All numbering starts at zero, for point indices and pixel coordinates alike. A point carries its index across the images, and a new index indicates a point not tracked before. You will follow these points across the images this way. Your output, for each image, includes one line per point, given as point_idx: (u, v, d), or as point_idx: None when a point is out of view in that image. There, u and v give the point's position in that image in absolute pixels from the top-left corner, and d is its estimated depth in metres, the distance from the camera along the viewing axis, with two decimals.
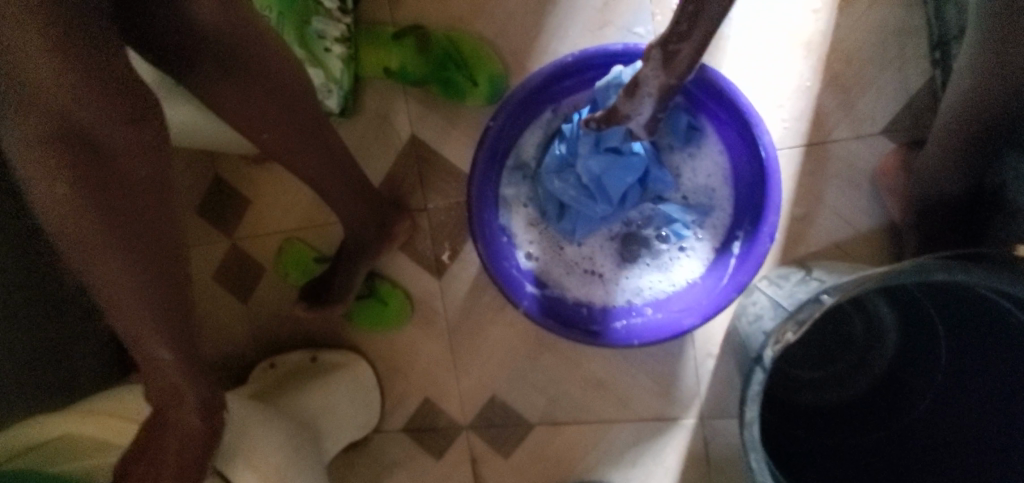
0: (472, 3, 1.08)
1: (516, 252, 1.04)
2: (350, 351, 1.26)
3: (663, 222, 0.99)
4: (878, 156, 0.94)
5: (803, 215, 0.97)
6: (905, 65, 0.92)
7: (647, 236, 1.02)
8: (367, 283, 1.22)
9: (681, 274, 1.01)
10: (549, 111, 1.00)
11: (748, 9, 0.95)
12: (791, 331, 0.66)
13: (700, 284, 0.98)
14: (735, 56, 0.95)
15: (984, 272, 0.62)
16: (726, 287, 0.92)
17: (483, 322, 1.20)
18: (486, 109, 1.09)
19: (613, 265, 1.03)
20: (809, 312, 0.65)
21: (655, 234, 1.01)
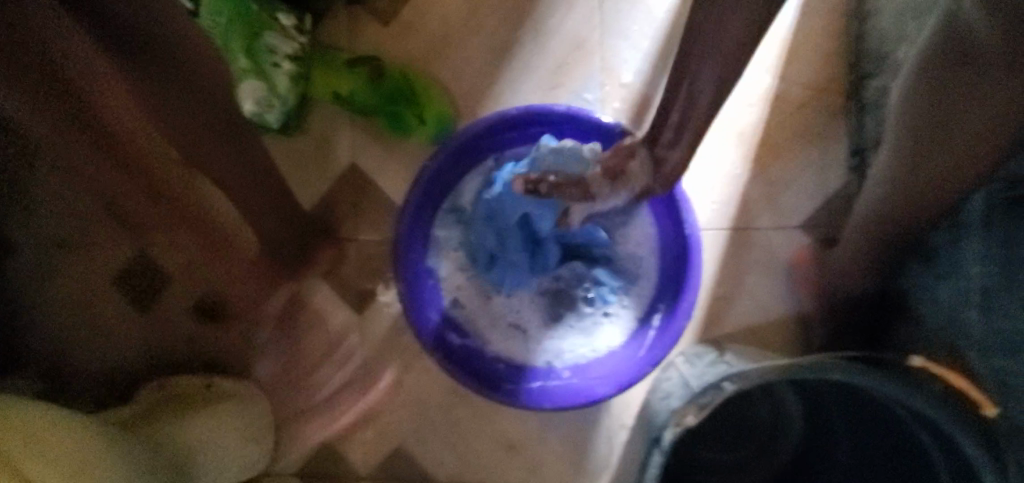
0: (432, 43, 1.08)
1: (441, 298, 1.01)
2: (250, 381, 1.16)
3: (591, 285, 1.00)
4: (796, 248, 0.99)
5: (723, 296, 1.00)
6: (826, 168, 0.98)
7: (574, 298, 1.01)
8: (281, 310, 1.15)
9: (604, 340, 1.00)
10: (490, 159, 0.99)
11: None
12: (692, 414, 0.66)
13: (620, 353, 0.97)
14: None
15: (881, 378, 0.64)
16: (640, 359, 0.93)
17: (398, 366, 1.15)
18: (431, 149, 1.08)
19: (537, 322, 1.02)
20: (711, 398, 0.66)
21: (582, 296, 1.00)
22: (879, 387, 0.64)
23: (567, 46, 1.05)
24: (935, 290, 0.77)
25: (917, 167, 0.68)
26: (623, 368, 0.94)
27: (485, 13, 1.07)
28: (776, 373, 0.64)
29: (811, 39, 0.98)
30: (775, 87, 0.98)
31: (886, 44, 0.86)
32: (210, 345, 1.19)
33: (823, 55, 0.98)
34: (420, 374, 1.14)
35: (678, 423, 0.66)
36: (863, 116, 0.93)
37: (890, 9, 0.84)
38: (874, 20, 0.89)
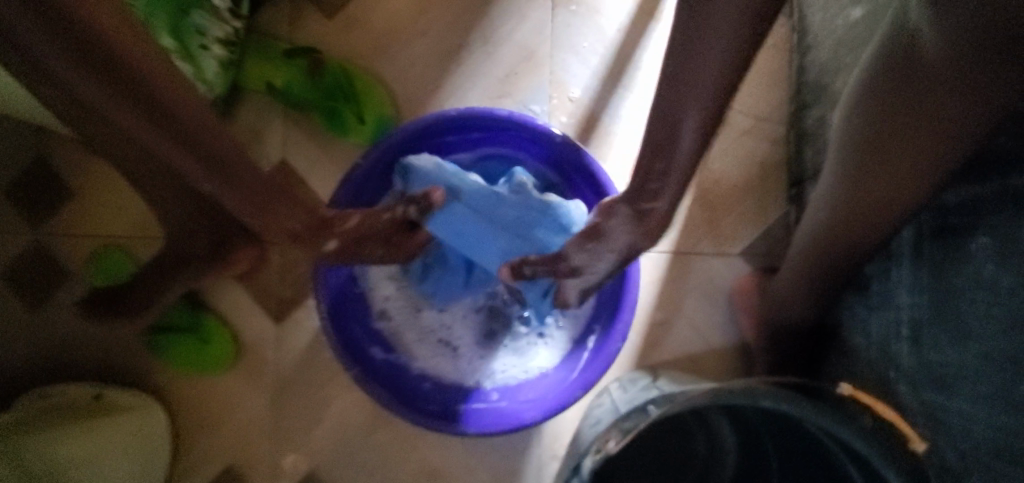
0: (376, 42, 1.03)
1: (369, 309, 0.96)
2: (146, 394, 1.04)
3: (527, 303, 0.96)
4: (736, 275, 0.97)
5: (662, 320, 0.97)
6: (766, 195, 0.98)
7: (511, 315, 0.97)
8: (190, 316, 1.05)
9: (539, 361, 0.95)
10: None
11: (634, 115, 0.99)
12: (614, 439, 0.62)
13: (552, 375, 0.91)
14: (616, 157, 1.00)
15: (812, 408, 0.60)
16: (572, 382, 0.86)
17: (316, 382, 1.05)
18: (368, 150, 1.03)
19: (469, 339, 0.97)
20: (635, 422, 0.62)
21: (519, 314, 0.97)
22: (815, 418, 0.60)
23: (517, 56, 1.02)
24: (867, 322, 0.76)
25: (852, 198, 0.66)
26: (552, 393, 0.86)
27: (434, 16, 1.04)
28: (702, 398, 0.61)
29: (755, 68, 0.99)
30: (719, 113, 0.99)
31: (825, 75, 0.87)
32: (105, 352, 1.06)
33: (767, 84, 0.98)
34: (340, 393, 1.04)
35: (600, 449, 0.62)
36: (802, 146, 0.94)
37: (829, 42, 0.86)
38: (814, 53, 0.91)
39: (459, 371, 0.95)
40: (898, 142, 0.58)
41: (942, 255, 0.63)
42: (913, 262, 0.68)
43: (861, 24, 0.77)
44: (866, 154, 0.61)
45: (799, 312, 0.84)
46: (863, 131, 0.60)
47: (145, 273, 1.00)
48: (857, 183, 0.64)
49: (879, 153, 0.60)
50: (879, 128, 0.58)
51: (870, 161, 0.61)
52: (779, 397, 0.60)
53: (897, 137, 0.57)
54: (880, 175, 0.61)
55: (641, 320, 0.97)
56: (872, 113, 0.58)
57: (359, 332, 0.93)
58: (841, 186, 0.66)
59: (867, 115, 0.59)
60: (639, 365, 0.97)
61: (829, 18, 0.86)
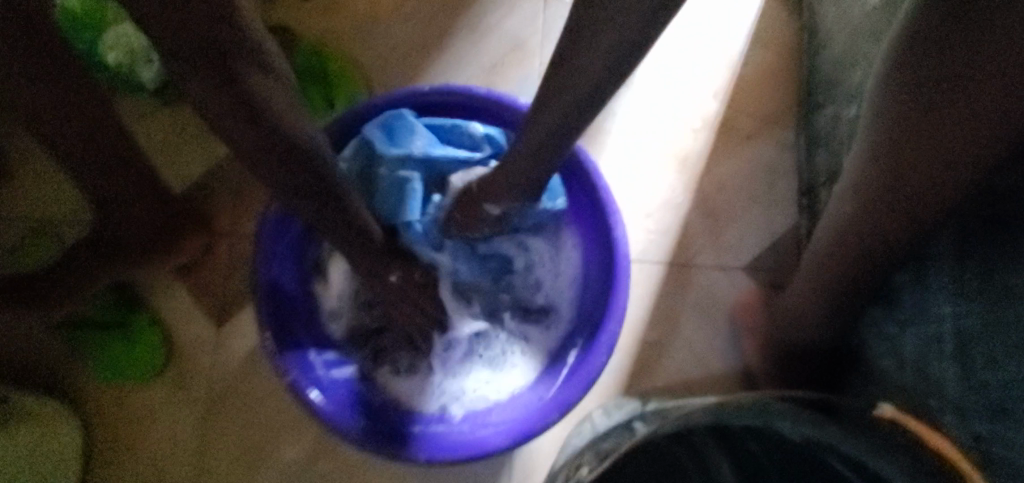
0: (352, 25, 0.96)
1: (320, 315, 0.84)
2: (60, 402, 0.91)
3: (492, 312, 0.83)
4: (740, 293, 0.86)
5: (655, 341, 0.85)
6: (774, 205, 0.88)
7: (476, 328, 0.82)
8: (122, 314, 0.93)
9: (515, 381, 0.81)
10: None
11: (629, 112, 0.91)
12: (588, 465, 0.55)
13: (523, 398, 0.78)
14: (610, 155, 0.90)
15: (826, 429, 0.52)
16: (546, 404, 0.73)
17: (254, 396, 0.91)
18: None
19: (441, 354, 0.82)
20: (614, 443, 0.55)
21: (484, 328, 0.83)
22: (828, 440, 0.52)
23: (504, 47, 0.95)
24: (896, 342, 0.64)
25: (877, 198, 0.53)
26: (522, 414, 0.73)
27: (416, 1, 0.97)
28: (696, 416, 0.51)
29: (760, 70, 0.91)
30: (721, 114, 0.90)
31: (839, 71, 0.79)
32: (20, 350, 0.93)
33: (773, 87, 0.90)
34: (282, 412, 0.90)
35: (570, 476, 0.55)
36: (814, 150, 0.84)
37: (843, 35, 0.78)
38: (826, 50, 0.83)
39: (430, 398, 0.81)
40: (937, 126, 0.46)
41: (988, 258, 0.52)
42: (953, 271, 0.56)
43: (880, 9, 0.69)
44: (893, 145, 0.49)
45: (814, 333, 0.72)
46: (886, 117, 0.48)
47: (76, 251, 0.84)
48: (884, 180, 0.52)
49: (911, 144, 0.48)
50: (910, 111, 0.46)
51: (902, 154, 0.49)
52: (798, 417, 0.52)
53: (935, 119, 0.45)
54: (917, 173, 0.49)
55: (631, 339, 0.85)
56: None
57: (305, 337, 0.81)
58: (865, 186, 0.54)
59: (892, 94, 0.47)
60: (627, 392, 0.84)
61: (843, 10, 0.78)
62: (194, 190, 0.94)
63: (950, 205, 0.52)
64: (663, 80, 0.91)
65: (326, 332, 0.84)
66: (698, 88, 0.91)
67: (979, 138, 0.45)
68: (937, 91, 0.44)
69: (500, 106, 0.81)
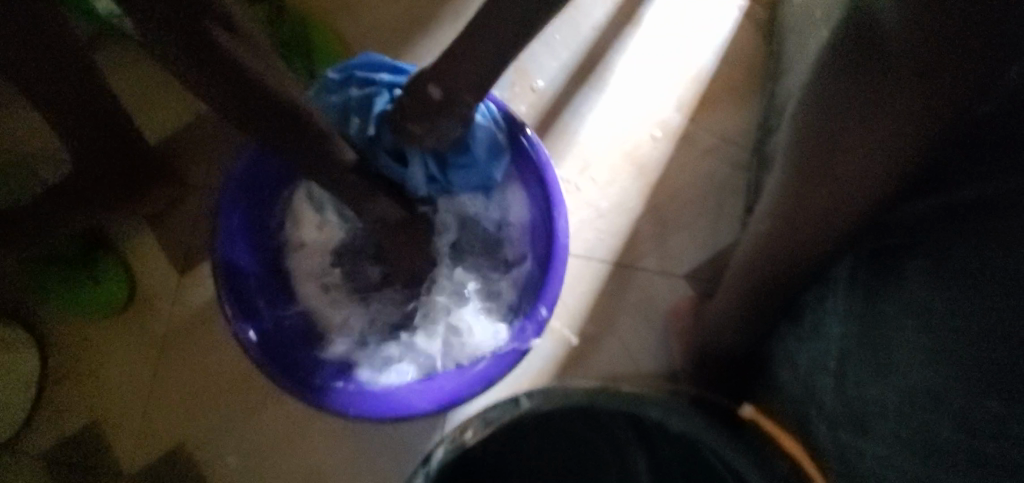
0: (342, 1, 0.99)
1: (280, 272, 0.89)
2: (20, 330, 0.94)
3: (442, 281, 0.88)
4: (677, 299, 0.90)
5: (590, 336, 0.90)
6: (720, 219, 0.91)
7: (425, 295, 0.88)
8: (86, 252, 0.95)
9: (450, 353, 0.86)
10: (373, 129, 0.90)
11: (597, 115, 0.95)
12: (471, 431, 0.58)
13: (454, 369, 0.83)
14: (573, 153, 0.94)
15: (701, 425, 0.56)
16: (470, 375, 0.78)
17: (207, 344, 0.95)
18: None
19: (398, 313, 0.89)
20: (499, 414, 0.57)
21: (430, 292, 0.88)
22: (714, 444, 0.55)
23: None
24: (797, 355, 0.68)
25: (786, 222, 0.56)
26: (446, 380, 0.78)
27: None
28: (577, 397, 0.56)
29: (726, 90, 0.95)
30: (683, 128, 0.94)
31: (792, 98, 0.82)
32: None
33: (735, 107, 0.94)
34: (232, 362, 0.94)
35: (454, 440, 0.57)
36: (762, 171, 0.88)
37: (800, 65, 0.81)
38: (786, 78, 0.86)
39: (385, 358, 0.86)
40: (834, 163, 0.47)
41: (876, 288, 0.55)
42: (848, 296, 0.59)
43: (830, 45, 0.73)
44: (800, 176, 0.51)
45: (733, 341, 0.76)
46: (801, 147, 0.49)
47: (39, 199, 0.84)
48: (792, 204, 0.54)
49: (809, 182, 0.50)
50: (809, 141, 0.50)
51: (803, 184, 0.51)
52: (671, 409, 0.55)
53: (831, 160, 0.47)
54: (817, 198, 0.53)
55: (565, 330, 0.90)
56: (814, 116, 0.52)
57: (256, 283, 0.85)
58: (777, 209, 0.58)
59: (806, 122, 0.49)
60: (559, 379, 0.89)
61: (803, 41, 0.81)
62: (171, 142, 0.98)
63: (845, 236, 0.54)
64: (631, 88, 0.95)
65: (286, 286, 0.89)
66: (665, 100, 0.95)
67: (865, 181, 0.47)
68: (834, 126, 0.45)
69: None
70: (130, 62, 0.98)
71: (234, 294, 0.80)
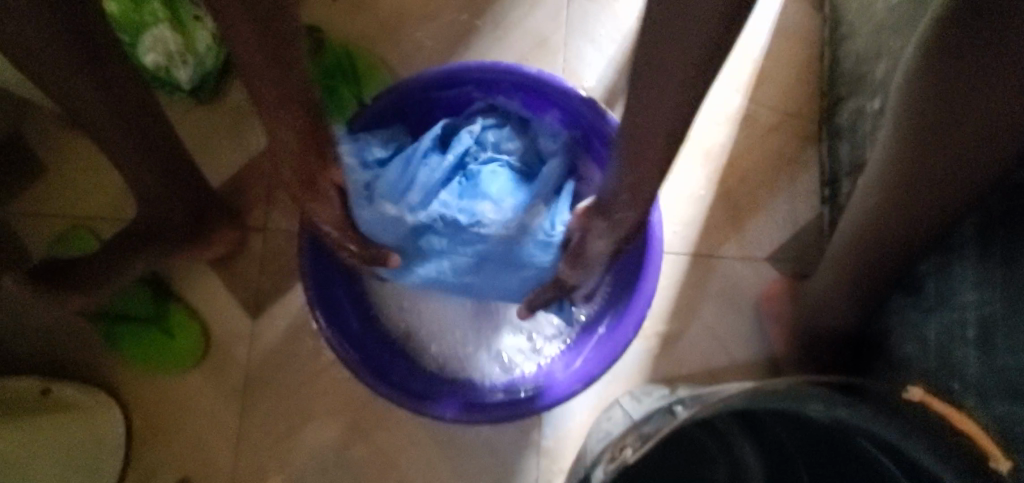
0: (382, 23, 0.98)
1: (361, 295, 0.89)
2: (98, 387, 0.93)
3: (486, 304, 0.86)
4: (763, 282, 0.88)
5: (676, 331, 0.88)
6: (796, 196, 0.89)
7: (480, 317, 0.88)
8: (157, 306, 0.95)
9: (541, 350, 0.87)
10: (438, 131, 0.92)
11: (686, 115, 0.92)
12: (631, 447, 0.55)
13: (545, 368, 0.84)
14: None
15: (872, 411, 0.49)
16: (569, 375, 0.79)
17: (289, 387, 0.93)
18: None
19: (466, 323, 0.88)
20: (656, 426, 0.56)
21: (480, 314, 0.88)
22: (870, 425, 0.50)
23: (529, 42, 0.96)
24: (921, 327, 0.66)
25: (903, 184, 0.57)
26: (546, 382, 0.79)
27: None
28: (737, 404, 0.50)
29: (781, 65, 0.93)
30: (744, 108, 0.92)
31: (862, 63, 0.80)
32: (56, 334, 0.95)
33: (796, 80, 0.92)
34: (317, 400, 0.93)
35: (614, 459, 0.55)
36: (837, 142, 0.85)
37: (867, 28, 0.79)
38: (849, 43, 0.84)
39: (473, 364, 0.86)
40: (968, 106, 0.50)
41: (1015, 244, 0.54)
42: (978, 258, 0.58)
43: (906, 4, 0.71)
44: (922, 129, 0.52)
45: (842, 320, 0.74)
46: None
47: (115, 241, 0.88)
48: (909, 171, 0.55)
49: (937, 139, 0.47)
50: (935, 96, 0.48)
51: (930, 144, 0.53)
52: (834, 401, 0.49)
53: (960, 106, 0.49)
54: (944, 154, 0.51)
55: (651, 327, 0.88)
56: (932, 79, 0.49)
57: (347, 305, 0.87)
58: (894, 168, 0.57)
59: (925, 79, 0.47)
60: (653, 378, 0.87)
61: (868, 4, 0.79)
62: (227, 187, 0.97)
63: (965, 195, 0.55)
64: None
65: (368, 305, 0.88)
66: (721, 81, 0.92)
67: (988, 132, 0.50)
68: None
69: (542, 84, 0.85)
70: (178, 110, 0.98)
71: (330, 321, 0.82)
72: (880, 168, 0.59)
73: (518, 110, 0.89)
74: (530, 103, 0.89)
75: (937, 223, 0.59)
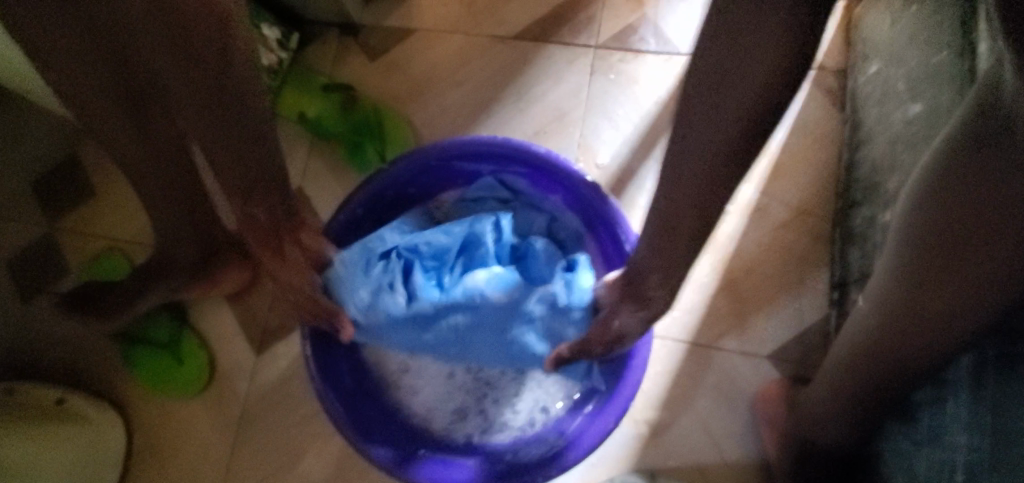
0: (411, 86, 1.04)
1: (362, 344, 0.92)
2: (108, 404, 0.98)
3: (468, 392, 0.90)
4: (762, 381, 0.86)
5: (666, 421, 0.86)
6: (803, 295, 0.88)
7: (466, 392, 0.90)
8: (171, 332, 1.00)
9: (526, 423, 0.88)
10: (454, 193, 0.95)
11: None
12: None
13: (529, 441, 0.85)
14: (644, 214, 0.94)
15: None
16: (547, 458, 0.79)
17: (283, 425, 0.96)
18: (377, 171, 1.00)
19: (451, 392, 0.90)
20: None
21: (466, 394, 0.90)
22: None
23: (548, 115, 1.00)
24: (914, 459, 0.67)
25: (904, 317, 0.54)
26: (529, 461, 0.80)
27: (471, 68, 1.03)
28: None
29: (799, 162, 0.92)
30: (756, 199, 0.91)
31: (876, 173, 0.79)
32: (80, 348, 1.02)
33: (812, 177, 0.92)
34: (307, 443, 0.95)
35: None
36: (848, 246, 0.84)
37: (883, 137, 0.79)
38: (866, 148, 0.84)
39: (467, 416, 0.89)
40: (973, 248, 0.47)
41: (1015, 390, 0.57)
42: (974, 395, 0.61)
43: (923, 120, 0.71)
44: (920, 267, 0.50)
45: (835, 437, 0.71)
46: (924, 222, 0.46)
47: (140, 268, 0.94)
48: (905, 308, 0.53)
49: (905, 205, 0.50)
50: (938, 236, 0.46)
51: (932, 281, 0.50)
52: None
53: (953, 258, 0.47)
54: (939, 289, 0.49)
55: (640, 414, 0.86)
56: (925, 221, 0.47)
57: (345, 369, 0.89)
58: (889, 301, 0.54)
59: (923, 209, 0.46)
60: (639, 467, 0.85)
61: (886, 113, 0.79)
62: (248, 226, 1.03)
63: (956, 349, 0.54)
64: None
65: (366, 353, 0.92)
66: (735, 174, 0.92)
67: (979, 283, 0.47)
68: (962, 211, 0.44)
69: (549, 164, 0.86)
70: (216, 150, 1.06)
71: (325, 374, 0.84)
72: (876, 297, 0.56)
73: (526, 189, 0.92)
74: (540, 179, 0.90)
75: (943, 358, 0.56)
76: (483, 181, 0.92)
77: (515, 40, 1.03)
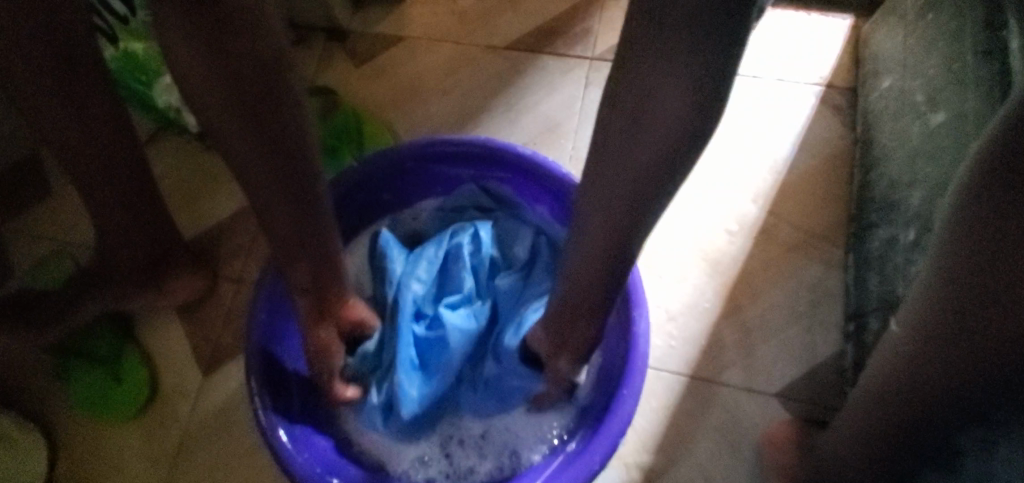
0: (396, 92, 0.98)
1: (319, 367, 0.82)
2: (30, 425, 0.86)
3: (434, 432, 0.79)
4: (771, 423, 0.75)
5: (661, 466, 0.75)
6: (814, 327, 0.79)
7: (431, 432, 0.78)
8: (112, 346, 0.89)
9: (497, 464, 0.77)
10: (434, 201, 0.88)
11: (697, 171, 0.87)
12: None
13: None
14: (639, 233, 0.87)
15: None
16: None
17: (225, 456, 0.85)
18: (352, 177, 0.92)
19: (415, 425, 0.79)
20: None
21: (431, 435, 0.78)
22: None
23: (539, 126, 0.94)
24: None
25: (945, 339, 0.45)
26: None
27: (460, 76, 0.98)
28: None
29: (807, 183, 0.85)
30: (761, 220, 0.84)
31: (895, 191, 0.72)
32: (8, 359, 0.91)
33: (822, 198, 0.84)
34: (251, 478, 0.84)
35: None
36: (864, 273, 0.76)
37: (902, 153, 0.72)
38: (882, 167, 0.77)
39: (432, 455, 0.78)
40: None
41: None
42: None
43: (946, 130, 0.64)
44: (970, 270, 0.41)
45: None
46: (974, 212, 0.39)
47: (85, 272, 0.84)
48: (952, 326, 0.44)
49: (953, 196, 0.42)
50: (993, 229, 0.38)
51: (987, 289, 0.41)
52: None
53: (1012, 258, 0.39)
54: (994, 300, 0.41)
55: (630, 456, 0.75)
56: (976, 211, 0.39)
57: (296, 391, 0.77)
58: (929, 316, 0.45)
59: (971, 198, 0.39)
60: None
61: (903, 128, 0.73)
62: (210, 233, 0.95)
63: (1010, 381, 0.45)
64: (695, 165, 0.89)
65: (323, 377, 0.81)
66: (737, 192, 0.85)
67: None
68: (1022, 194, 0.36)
69: (536, 168, 0.79)
70: (184, 151, 0.99)
71: (271, 398, 0.73)
72: (912, 312, 0.47)
73: (511, 196, 0.85)
74: (525, 187, 0.84)
75: (993, 392, 0.46)
76: (466, 188, 0.85)
77: (507, 50, 0.98)
